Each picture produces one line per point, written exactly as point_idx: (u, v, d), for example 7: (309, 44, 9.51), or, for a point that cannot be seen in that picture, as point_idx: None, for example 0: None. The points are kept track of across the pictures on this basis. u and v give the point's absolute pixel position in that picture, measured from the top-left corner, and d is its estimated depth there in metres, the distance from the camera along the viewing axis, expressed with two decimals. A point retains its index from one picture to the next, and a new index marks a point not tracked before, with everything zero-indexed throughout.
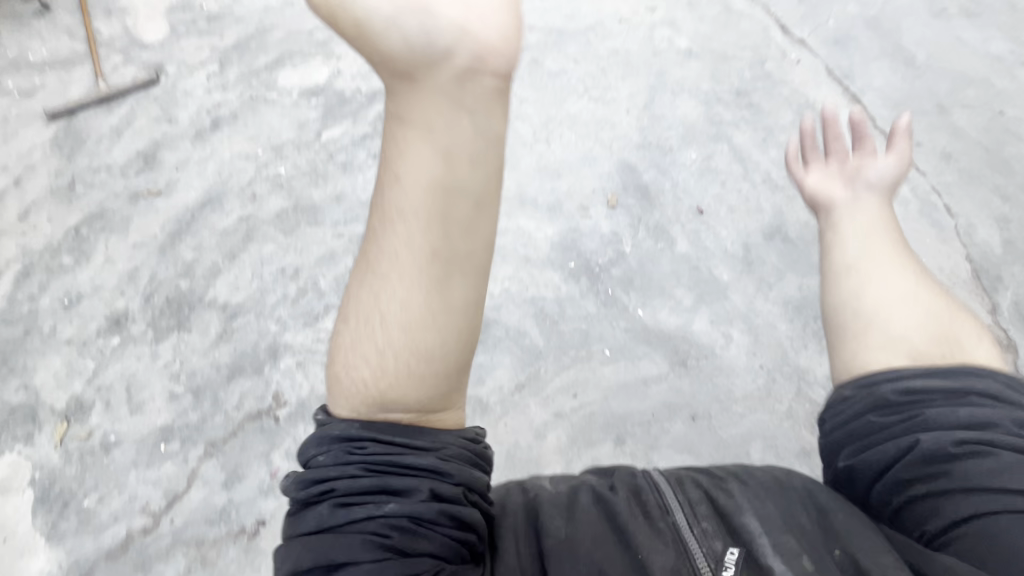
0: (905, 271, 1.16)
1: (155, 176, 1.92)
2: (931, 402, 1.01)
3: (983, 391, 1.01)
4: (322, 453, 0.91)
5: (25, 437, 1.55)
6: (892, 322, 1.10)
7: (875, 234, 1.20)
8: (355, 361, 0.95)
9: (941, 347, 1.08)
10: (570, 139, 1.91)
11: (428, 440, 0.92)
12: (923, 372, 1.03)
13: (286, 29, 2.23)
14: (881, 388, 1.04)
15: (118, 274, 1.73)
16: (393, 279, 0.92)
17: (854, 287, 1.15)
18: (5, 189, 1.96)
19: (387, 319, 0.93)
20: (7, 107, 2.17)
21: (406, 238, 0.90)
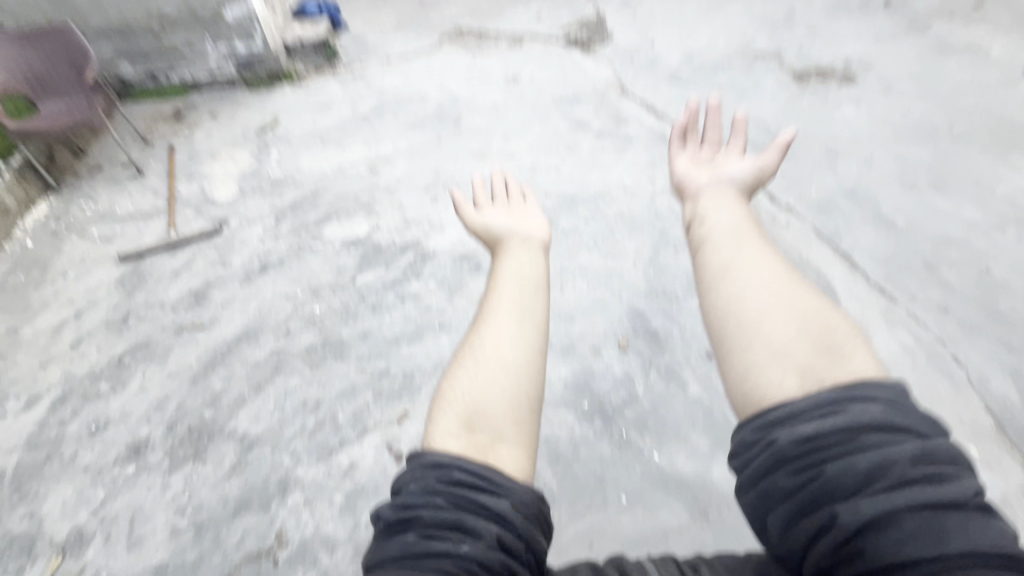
0: (783, 280, 0.98)
1: (201, 311, 2.11)
2: (831, 451, 0.76)
3: (871, 425, 0.77)
4: (413, 479, 0.83)
5: (16, 571, 1.49)
6: (769, 335, 0.91)
7: (734, 247, 1.05)
8: (452, 389, 0.94)
9: (822, 350, 0.87)
10: (582, 286, 2.08)
11: (503, 485, 0.82)
12: (816, 413, 0.80)
13: (338, 193, 2.61)
14: (773, 443, 0.80)
15: (148, 402, 1.81)
16: (484, 348, 0.97)
17: (729, 300, 0.97)
18: (65, 320, 2.15)
19: (476, 378, 0.94)
20: (86, 250, 2.48)
21: (513, 295, 1.03)
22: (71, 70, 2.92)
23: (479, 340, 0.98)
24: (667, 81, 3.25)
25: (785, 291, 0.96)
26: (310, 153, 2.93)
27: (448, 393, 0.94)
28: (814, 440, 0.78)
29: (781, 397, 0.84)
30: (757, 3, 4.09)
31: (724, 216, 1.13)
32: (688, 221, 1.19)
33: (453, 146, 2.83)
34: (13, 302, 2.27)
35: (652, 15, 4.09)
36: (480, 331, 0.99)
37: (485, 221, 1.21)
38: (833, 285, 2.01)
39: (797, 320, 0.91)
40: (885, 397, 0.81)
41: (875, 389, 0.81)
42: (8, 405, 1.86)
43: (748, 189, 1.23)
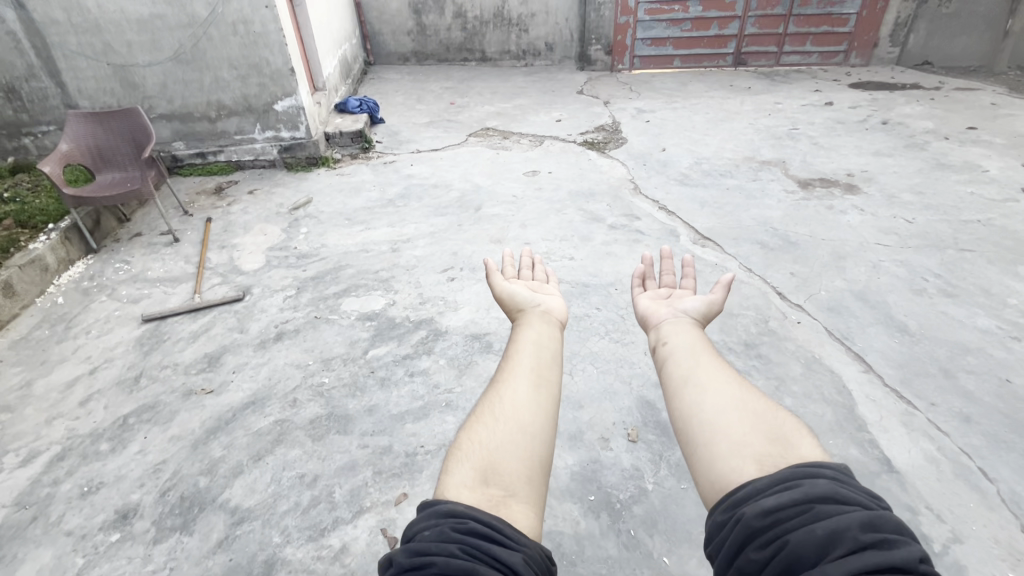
0: (734, 378, 0.89)
1: (212, 376, 2.12)
2: (790, 520, 0.64)
3: (821, 494, 0.65)
4: (426, 528, 0.70)
5: None
6: (726, 433, 0.79)
7: (685, 356, 0.95)
8: (469, 438, 0.84)
9: (774, 442, 0.77)
10: (591, 373, 2.07)
11: (517, 540, 0.70)
12: (771, 487, 0.68)
13: (359, 268, 2.73)
14: (739, 517, 0.68)
15: (146, 466, 1.78)
16: (502, 404, 0.87)
17: (687, 403, 0.86)
18: (79, 376, 2.18)
19: (495, 435, 0.83)
20: (112, 309, 2.57)
21: (538, 355, 0.98)
22: (130, 146, 3.24)
23: (500, 392, 0.90)
24: (677, 182, 3.45)
25: (732, 396, 0.85)
26: (338, 230, 3.09)
27: (465, 443, 0.83)
28: (775, 509, 0.65)
29: (744, 483, 0.72)
30: (760, 119, 4.44)
31: (677, 335, 1.02)
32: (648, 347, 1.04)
33: (472, 231, 2.98)
34: (32, 356, 2.32)
35: (663, 124, 4.44)
36: (501, 383, 0.92)
37: (512, 290, 1.17)
38: (847, 386, 1.98)
39: (750, 411, 0.82)
40: (830, 475, 0.70)
41: (820, 467, 0.71)
42: (6, 460, 1.84)
43: (705, 321, 1.09)
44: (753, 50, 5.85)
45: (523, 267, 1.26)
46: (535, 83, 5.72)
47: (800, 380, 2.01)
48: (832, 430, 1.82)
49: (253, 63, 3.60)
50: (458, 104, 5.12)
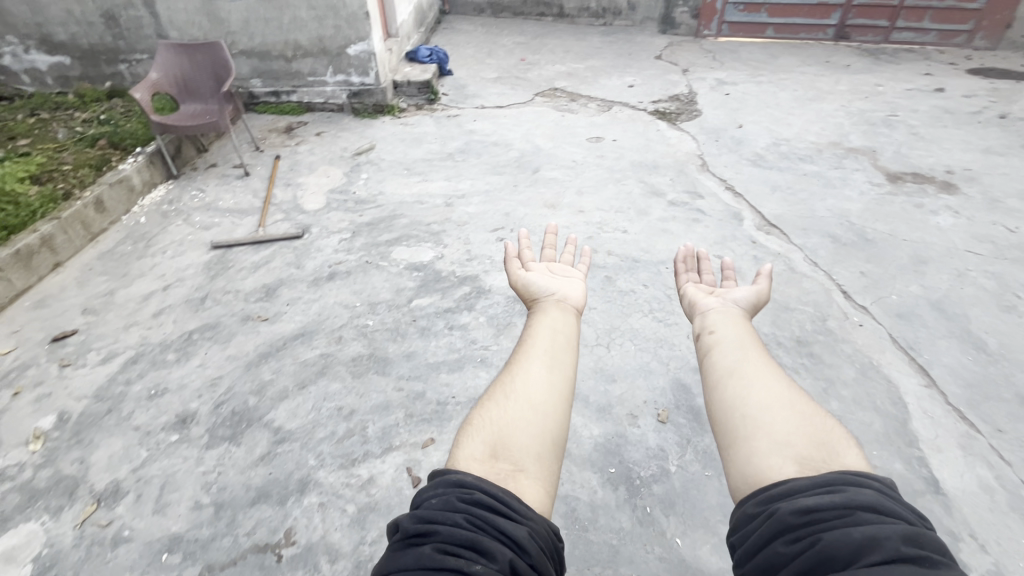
0: (773, 374, 0.92)
1: (268, 305, 2.27)
2: (831, 525, 0.67)
3: (863, 503, 0.69)
4: (433, 497, 0.77)
5: (55, 509, 1.57)
6: (771, 429, 0.83)
7: (737, 349, 0.99)
8: (484, 414, 0.90)
9: (822, 445, 0.81)
10: (628, 349, 2.05)
11: (522, 512, 0.76)
12: (813, 488, 0.73)
13: (411, 219, 2.78)
14: (778, 509, 0.72)
15: (205, 379, 1.94)
16: (514, 384, 0.93)
17: (733, 394, 0.90)
18: (154, 291, 2.38)
19: (510, 412, 0.89)
20: (186, 233, 2.76)
21: (555, 338, 1.02)
22: (211, 78, 3.38)
23: (513, 373, 0.95)
24: (749, 162, 3.24)
25: (778, 396, 0.88)
26: (396, 180, 3.15)
27: (480, 416, 0.90)
28: (811, 509, 0.69)
29: (775, 481, 0.76)
30: (855, 102, 4.06)
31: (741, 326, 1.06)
32: (695, 336, 1.09)
33: (527, 193, 2.95)
34: (115, 268, 2.54)
35: (743, 99, 4.14)
36: (516, 365, 0.97)
37: (528, 279, 1.20)
38: (904, 398, 1.85)
39: (789, 415, 0.84)
40: (875, 486, 0.73)
41: (867, 478, 0.75)
42: (89, 356, 2.07)
43: (752, 310, 1.13)
44: (859, 24, 5.29)
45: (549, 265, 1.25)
46: (611, 44, 5.45)
47: (850, 384, 1.90)
48: (878, 441, 1.72)
49: (331, 5, 3.63)
50: (529, 61, 4.98)
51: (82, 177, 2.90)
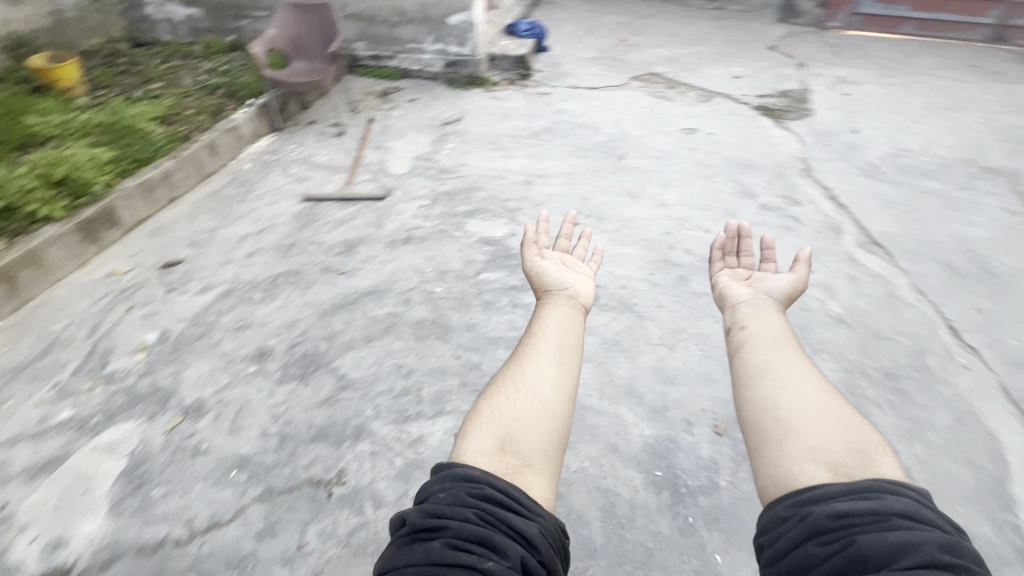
0: (809, 377, 0.98)
1: (347, 259, 2.39)
2: (867, 530, 0.74)
3: (900, 510, 0.76)
4: (440, 492, 0.85)
5: (150, 414, 1.78)
6: (804, 433, 0.89)
7: (773, 350, 1.05)
8: (489, 407, 0.98)
9: (857, 452, 0.86)
10: (693, 353, 1.96)
11: (529, 508, 0.84)
12: (850, 492, 0.79)
13: (490, 193, 2.80)
14: (812, 511, 0.78)
15: (284, 320, 2.10)
16: (519, 378, 1.02)
17: (766, 396, 0.96)
18: (250, 233, 2.59)
19: (519, 403, 0.98)
20: (283, 183, 2.96)
21: (561, 337, 1.10)
22: (320, 40, 3.62)
23: (522, 368, 1.04)
24: (860, 172, 2.95)
25: (811, 400, 0.94)
26: (480, 153, 3.17)
27: (488, 410, 0.98)
28: (846, 514, 0.76)
29: (809, 485, 0.83)
30: (1001, 115, 3.55)
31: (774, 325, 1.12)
32: (729, 333, 1.15)
33: (609, 180, 2.87)
34: (220, 209, 2.78)
35: (864, 101, 3.75)
36: (524, 360, 1.05)
37: (542, 273, 1.28)
38: (1006, 456, 1.64)
39: (825, 420, 0.90)
40: (910, 494, 0.80)
41: (902, 486, 0.81)
42: (191, 285, 2.29)
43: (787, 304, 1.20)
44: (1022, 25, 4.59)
45: (563, 260, 1.33)
46: (721, 30, 5.11)
47: (942, 431, 1.71)
48: (966, 497, 1.54)
49: None
50: (630, 42, 4.79)
51: (201, 122, 3.18)
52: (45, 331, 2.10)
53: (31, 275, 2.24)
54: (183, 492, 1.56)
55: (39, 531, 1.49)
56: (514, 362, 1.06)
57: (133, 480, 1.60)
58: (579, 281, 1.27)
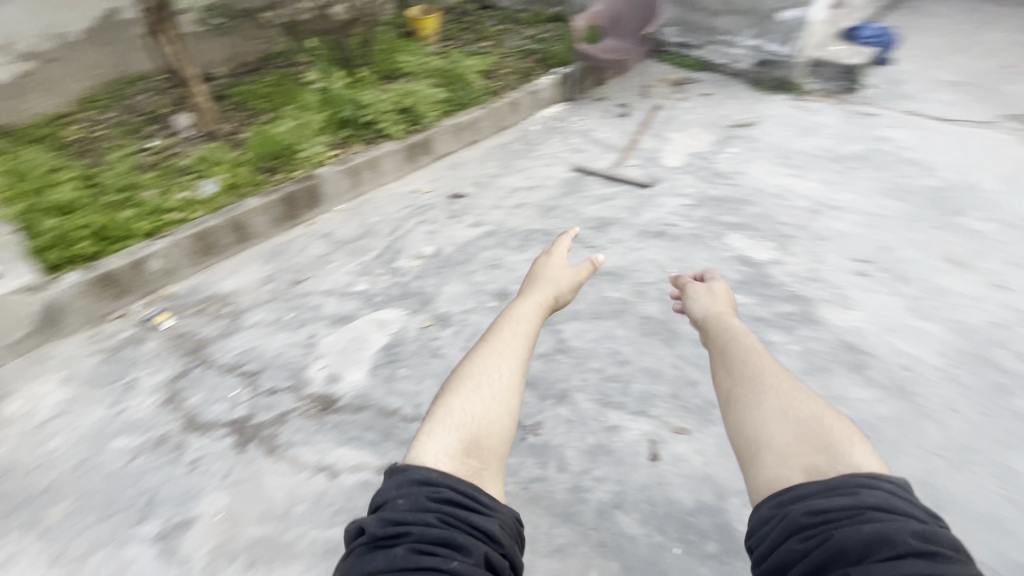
0: (780, 381, 0.93)
1: (597, 235, 2.47)
2: (841, 520, 0.70)
3: (875, 501, 0.71)
4: (399, 497, 0.80)
5: (412, 310, 2.17)
6: (774, 442, 0.83)
7: (742, 363, 0.99)
8: (454, 404, 0.94)
9: (828, 452, 0.80)
10: (985, 484, 1.47)
11: (487, 505, 0.81)
12: (821, 489, 0.74)
13: (763, 211, 2.53)
14: (786, 509, 0.74)
15: (528, 271, 2.30)
16: (482, 368, 0.99)
17: (738, 411, 0.91)
18: (521, 188, 2.86)
19: (477, 394, 0.95)
20: (560, 150, 3.17)
21: (521, 332, 1.08)
22: (634, 22, 3.97)
23: (481, 360, 1.01)
24: None
25: (781, 398, 0.89)
26: (765, 165, 2.87)
27: (444, 408, 0.93)
28: (821, 512, 0.71)
29: (787, 487, 0.77)
30: None
31: (731, 339, 1.07)
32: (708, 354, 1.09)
33: (926, 235, 2.31)
34: (504, 160, 3.13)
35: None
36: (483, 352, 1.03)
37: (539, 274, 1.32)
38: None
39: (799, 417, 0.86)
40: (888, 487, 0.74)
41: (886, 478, 0.75)
42: (466, 218, 2.67)
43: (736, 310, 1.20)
44: None
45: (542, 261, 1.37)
46: None
47: None
48: None
49: None
50: (1019, 69, 3.67)
51: (511, 81, 3.59)
52: (364, 220, 2.70)
53: (369, 175, 2.85)
54: (418, 380, 1.88)
55: (324, 363, 1.98)
56: (473, 356, 1.03)
57: (388, 355, 1.99)
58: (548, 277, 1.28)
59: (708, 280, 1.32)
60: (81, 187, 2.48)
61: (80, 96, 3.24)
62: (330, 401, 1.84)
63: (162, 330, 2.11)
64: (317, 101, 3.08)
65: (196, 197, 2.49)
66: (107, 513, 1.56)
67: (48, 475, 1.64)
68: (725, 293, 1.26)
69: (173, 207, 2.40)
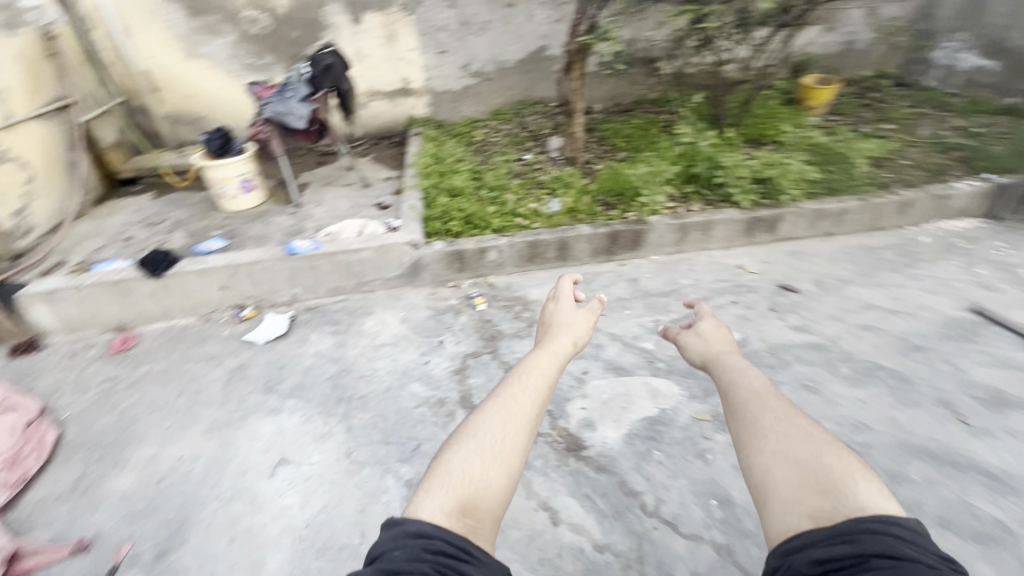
0: (789, 424, 0.93)
1: (989, 412, 1.81)
2: (843, 571, 0.68)
3: (878, 549, 0.69)
4: (397, 549, 0.80)
5: (692, 395, 1.97)
6: (778, 491, 0.83)
7: (745, 408, 1.00)
8: (448, 462, 0.95)
9: (830, 493, 0.79)
10: None
11: (474, 555, 0.81)
12: (828, 537, 0.72)
13: None
14: (788, 560, 0.73)
15: (853, 416, 1.83)
16: (483, 424, 1.02)
17: (748, 455, 0.92)
18: (880, 307, 2.31)
19: (473, 456, 0.96)
20: (957, 279, 2.44)
21: (527, 387, 1.10)
22: None
23: (481, 417, 1.04)
24: None
25: (788, 442, 0.89)
26: None
27: (443, 464, 0.94)
28: (824, 561, 0.70)
29: (791, 537, 0.77)
30: None
31: (731, 383, 1.09)
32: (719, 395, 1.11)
33: None
34: (866, 266, 2.58)
35: None
36: (483, 409, 1.05)
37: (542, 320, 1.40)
38: None
39: (803, 463, 0.85)
40: (895, 531, 0.71)
41: (892, 521, 0.73)
42: (792, 317, 2.30)
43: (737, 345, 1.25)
44: None
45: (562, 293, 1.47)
46: None
47: None
48: None
49: None
50: None
51: (912, 175, 2.90)
52: (675, 279, 2.60)
53: (697, 236, 2.73)
54: (671, 473, 1.70)
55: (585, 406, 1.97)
56: (472, 419, 1.04)
57: (649, 429, 1.85)
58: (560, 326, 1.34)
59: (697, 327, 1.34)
60: (469, 177, 3.09)
61: (494, 109, 4.11)
62: (580, 445, 1.82)
63: (475, 310, 2.46)
64: (677, 152, 3.01)
65: (541, 210, 2.81)
66: (386, 440, 1.88)
67: (367, 386, 2.09)
68: (720, 334, 1.31)
69: (522, 213, 2.76)
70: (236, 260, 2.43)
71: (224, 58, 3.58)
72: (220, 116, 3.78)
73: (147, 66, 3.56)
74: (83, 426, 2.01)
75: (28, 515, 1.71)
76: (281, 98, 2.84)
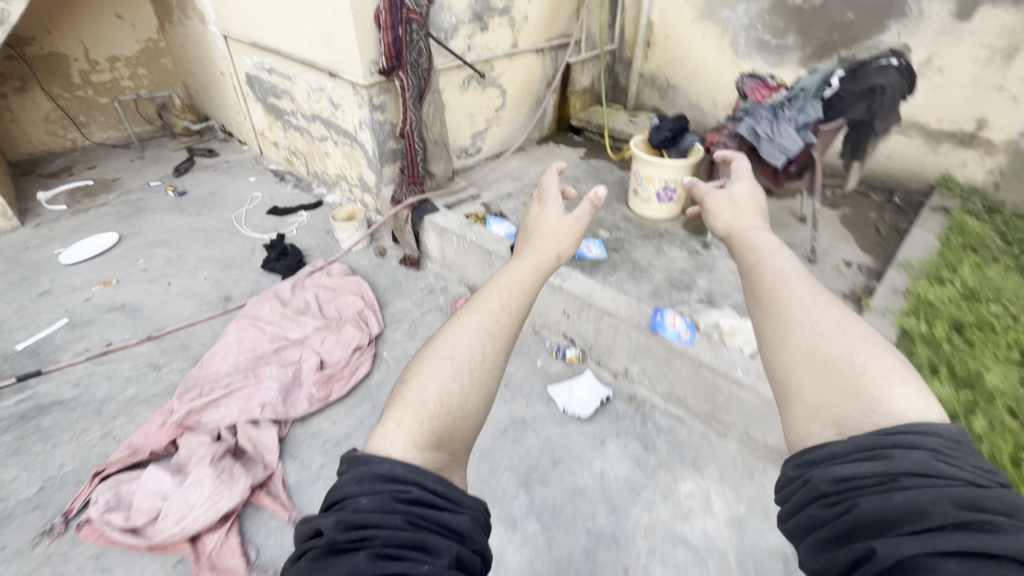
0: (823, 308, 0.85)
1: None
2: (872, 490, 0.65)
3: (910, 468, 0.64)
4: (362, 495, 0.78)
5: None
6: (802, 392, 0.78)
7: (772, 296, 0.90)
8: (421, 387, 0.92)
9: (857, 399, 0.74)
10: None
11: (457, 502, 0.83)
12: (852, 454, 0.68)
13: None
14: (811, 471, 0.71)
15: None
16: (440, 361, 0.95)
17: (783, 338, 0.83)
18: None
19: (429, 380, 0.93)
20: None
21: (507, 287, 1.10)
22: None
23: (454, 335, 0.99)
24: None
25: (821, 326, 0.82)
26: None
27: (416, 377, 0.94)
28: (847, 478, 0.67)
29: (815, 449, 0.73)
30: None
31: (758, 261, 1.00)
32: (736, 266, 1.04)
33: None
34: None
35: None
36: (452, 325, 1.02)
37: (538, 217, 1.33)
38: None
39: (828, 361, 0.78)
40: (930, 443, 0.66)
41: (930, 432, 0.67)
42: None
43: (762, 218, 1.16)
44: None
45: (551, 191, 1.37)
46: None
47: None
48: None
49: None
50: None
51: None
52: None
53: None
54: None
55: None
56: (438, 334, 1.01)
57: None
58: (539, 227, 1.29)
59: (728, 189, 1.23)
60: (1007, 360, 1.66)
61: None
62: None
63: None
64: None
65: None
66: None
67: None
68: (752, 200, 1.20)
69: None
70: (593, 297, 1.93)
71: (738, 27, 2.98)
72: (692, 89, 3.32)
73: (655, 18, 3.28)
74: (386, 376, 2.01)
75: (301, 439, 1.79)
76: (774, 120, 1.92)
